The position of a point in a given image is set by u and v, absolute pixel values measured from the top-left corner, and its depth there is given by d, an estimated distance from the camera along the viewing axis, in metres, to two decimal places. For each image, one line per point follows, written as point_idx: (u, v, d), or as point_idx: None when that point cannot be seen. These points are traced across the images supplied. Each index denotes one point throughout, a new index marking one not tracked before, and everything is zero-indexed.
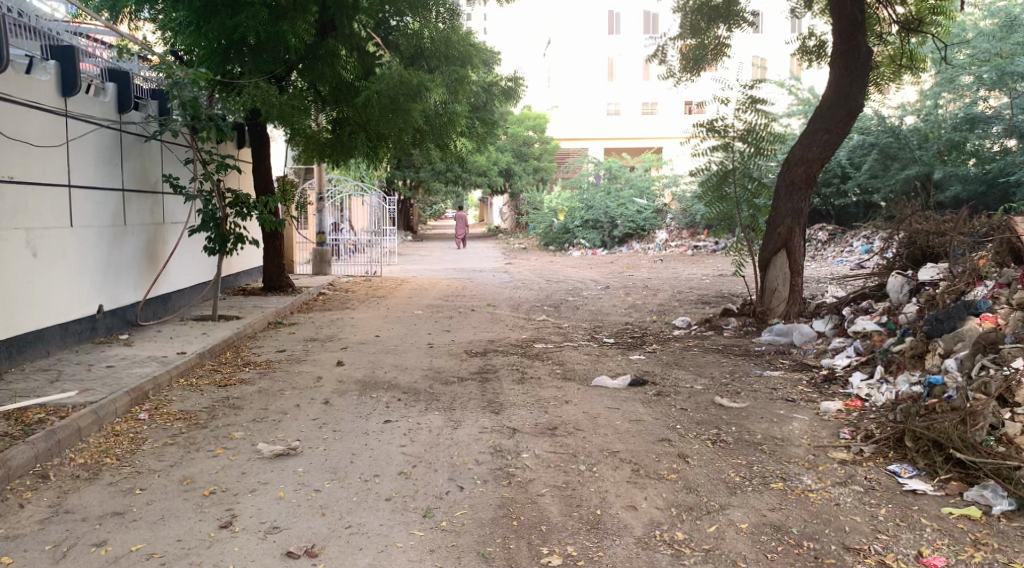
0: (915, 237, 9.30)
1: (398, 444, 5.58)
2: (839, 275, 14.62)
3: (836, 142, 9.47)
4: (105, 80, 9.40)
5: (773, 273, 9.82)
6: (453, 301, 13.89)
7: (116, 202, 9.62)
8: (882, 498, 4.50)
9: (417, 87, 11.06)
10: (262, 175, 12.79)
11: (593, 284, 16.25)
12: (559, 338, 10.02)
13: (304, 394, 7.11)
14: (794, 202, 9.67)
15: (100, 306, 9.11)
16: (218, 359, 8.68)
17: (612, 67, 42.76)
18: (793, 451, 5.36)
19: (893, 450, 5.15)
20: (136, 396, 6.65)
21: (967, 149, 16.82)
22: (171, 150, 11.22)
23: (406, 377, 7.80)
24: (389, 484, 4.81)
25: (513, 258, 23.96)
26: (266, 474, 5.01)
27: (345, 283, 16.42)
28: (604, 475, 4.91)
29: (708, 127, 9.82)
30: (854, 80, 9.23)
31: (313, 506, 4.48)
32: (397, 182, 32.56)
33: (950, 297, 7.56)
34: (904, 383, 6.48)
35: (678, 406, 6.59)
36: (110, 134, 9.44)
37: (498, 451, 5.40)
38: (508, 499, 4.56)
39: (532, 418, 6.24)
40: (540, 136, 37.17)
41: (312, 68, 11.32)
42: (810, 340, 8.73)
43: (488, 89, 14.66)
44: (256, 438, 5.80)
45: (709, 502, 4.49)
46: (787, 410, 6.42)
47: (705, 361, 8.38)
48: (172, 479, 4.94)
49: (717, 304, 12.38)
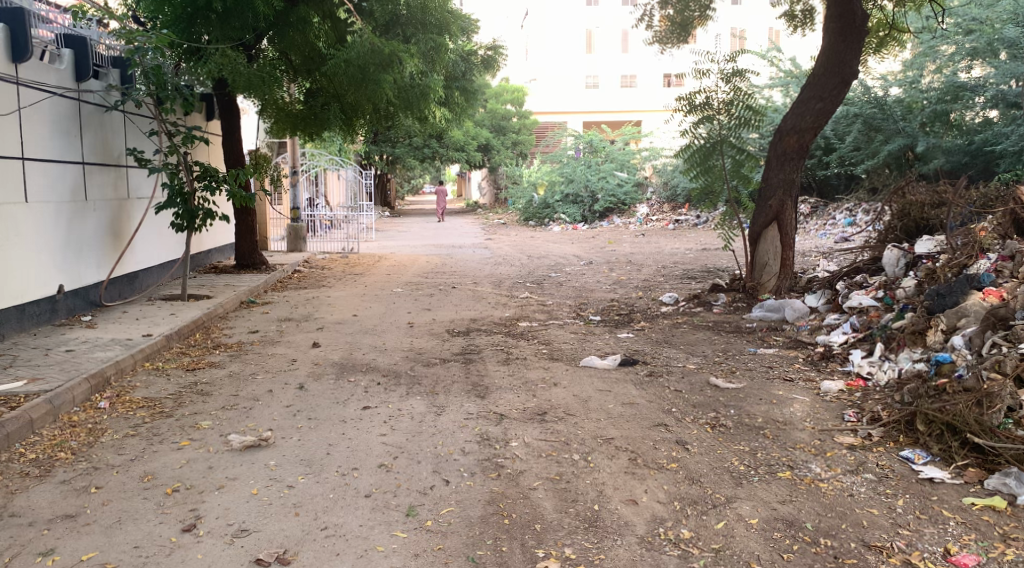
0: (909, 208, 9.08)
1: (378, 432, 5.22)
2: (825, 249, 14.40)
3: (829, 111, 9.11)
4: (60, 45, 8.82)
5: (764, 247, 9.51)
6: (433, 278, 13.50)
7: (76, 176, 9.10)
8: (898, 488, 4.21)
9: (390, 57, 10.59)
10: (232, 149, 12.28)
11: (576, 259, 15.94)
12: (544, 316, 9.68)
13: (278, 379, 6.72)
14: (786, 174, 9.33)
15: (60, 286, 8.63)
16: (186, 342, 8.25)
17: (590, 39, 41.89)
18: (797, 436, 5.07)
19: (903, 434, 4.87)
20: (96, 383, 6.23)
21: (950, 119, 16.64)
22: (135, 122, 10.67)
23: (386, 358, 7.42)
24: (368, 479, 4.44)
25: (492, 233, 23.45)
26: (234, 469, 4.63)
27: (321, 261, 15.94)
28: (600, 466, 4.58)
29: (689, 103, 9.54)
30: (848, 46, 8.86)
31: (286, 505, 4.12)
32: (374, 158, 31.85)
33: (951, 270, 7.28)
34: (907, 360, 6.21)
35: (672, 388, 6.28)
36: (67, 103, 8.90)
37: (485, 440, 5.05)
38: (498, 494, 4.22)
39: (520, 402, 5.89)
40: (518, 110, 36.56)
41: (282, 36, 10.76)
42: (803, 316, 8.43)
43: (466, 59, 14.21)
44: (225, 427, 5.41)
45: (714, 494, 4.17)
46: (786, 391, 6.13)
47: (696, 339, 8.07)
48: (131, 475, 4.55)
49: (704, 280, 12.07)
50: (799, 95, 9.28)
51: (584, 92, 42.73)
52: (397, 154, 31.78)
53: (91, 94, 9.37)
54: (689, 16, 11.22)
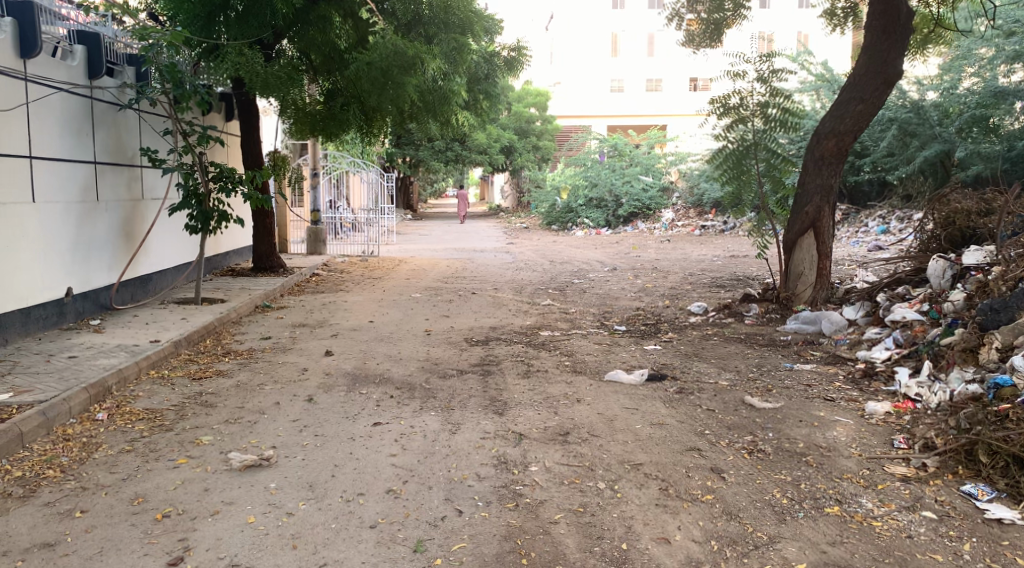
0: (954, 216, 8.58)
1: (387, 453, 4.85)
2: (858, 258, 13.88)
3: (871, 113, 8.61)
4: (72, 41, 8.57)
5: (800, 256, 9.04)
6: (453, 283, 13.18)
7: (87, 176, 8.85)
8: (962, 530, 3.81)
9: (413, 59, 10.24)
10: (251, 150, 12.00)
11: (600, 265, 15.50)
12: (567, 325, 9.27)
13: (286, 390, 6.38)
14: (824, 179, 8.86)
15: (69, 289, 8.40)
16: (195, 348, 7.95)
17: (616, 42, 41.51)
18: (844, 464, 4.64)
19: (963, 466, 4.44)
20: (96, 393, 5.93)
21: (989, 126, 15.97)
22: (149, 121, 10.42)
23: (400, 369, 7.07)
24: (375, 506, 4.09)
25: (514, 233, 24.87)
26: (231, 491, 4.29)
27: (340, 264, 15.64)
28: (628, 496, 4.19)
29: (723, 105, 9.09)
30: (892, 44, 8.38)
31: (283, 536, 3.80)
32: (396, 161, 31.57)
33: (1005, 283, 6.74)
34: (959, 381, 5.76)
35: (704, 407, 5.87)
36: (78, 101, 8.65)
37: (503, 463, 4.67)
38: (516, 528, 3.85)
39: (540, 420, 5.50)
40: (542, 114, 36.16)
41: (302, 34, 10.47)
42: (841, 330, 7.96)
43: (489, 60, 13.70)
44: (225, 443, 5.07)
45: (755, 533, 3.80)
46: (827, 412, 5.70)
47: (727, 353, 7.63)
48: (121, 497, 4.22)
49: (733, 288, 11.62)
50: (839, 97, 8.81)
51: (609, 95, 42.24)
52: (420, 157, 31.53)
53: (104, 92, 9.13)
54: (722, 17, 10.81)
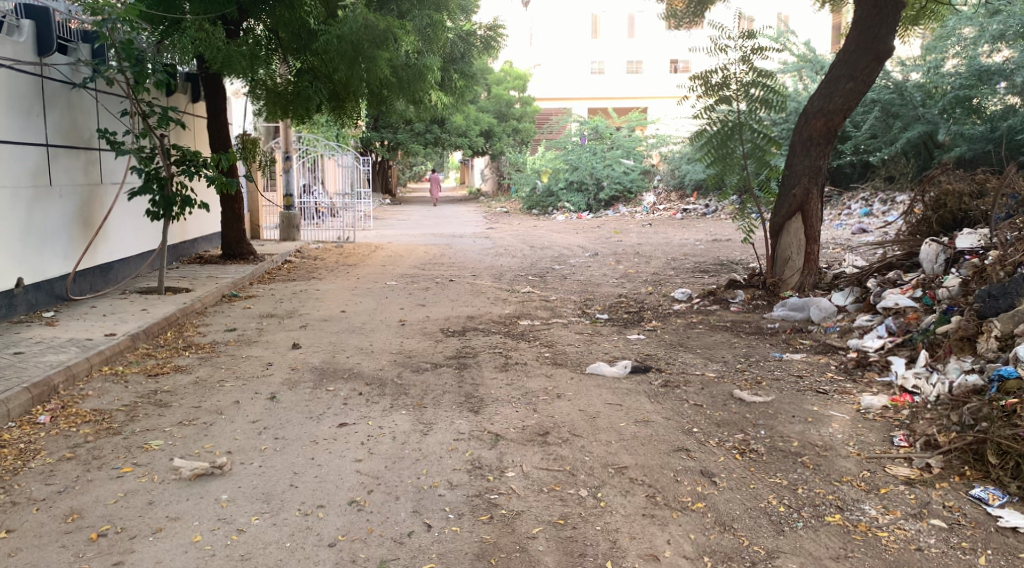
0: (945, 198, 8.27)
1: (352, 458, 4.48)
2: (843, 241, 13.64)
3: (861, 91, 8.29)
4: (19, 16, 8.06)
5: (787, 240, 8.73)
6: (430, 270, 12.75)
7: (38, 159, 8.34)
8: (976, 541, 3.55)
9: (385, 33, 9.78)
10: (218, 132, 11.49)
11: (580, 250, 15.15)
12: (547, 313, 8.91)
13: (248, 387, 5.98)
14: (812, 160, 8.53)
15: (20, 279, 7.93)
16: (154, 341, 7.50)
17: (595, 24, 41.22)
18: (842, 465, 4.32)
19: (971, 467, 4.15)
20: (40, 393, 5.50)
21: (972, 106, 15.65)
22: (106, 103, 9.92)
23: (370, 363, 6.68)
24: (335, 520, 3.74)
25: (495, 221, 23.00)
26: (178, 504, 3.91)
27: (314, 250, 15.17)
28: (614, 506, 3.87)
29: (705, 83, 8.69)
30: (882, 19, 8.03)
31: (231, 558, 3.45)
32: (374, 144, 30.96)
33: (1004, 268, 6.43)
34: (957, 372, 5.46)
35: (691, 401, 5.53)
36: (27, 79, 8.16)
37: (476, 468, 4.31)
38: (490, 545, 3.54)
39: (518, 419, 5.14)
40: (521, 95, 35.61)
41: (268, 11, 9.94)
42: (830, 316, 7.65)
43: (465, 38, 13.17)
44: (177, 449, 4.68)
45: (752, 547, 3.54)
46: (821, 406, 5.39)
47: (714, 342, 7.29)
48: (54, 514, 3.83)
49: (717, 273, 11.30)
50: (828, 75, 8.47)
51: (589, 78, 41.78)
52: (399, 140, 31.00)
53: (55, 71, 8.62)
54: None
